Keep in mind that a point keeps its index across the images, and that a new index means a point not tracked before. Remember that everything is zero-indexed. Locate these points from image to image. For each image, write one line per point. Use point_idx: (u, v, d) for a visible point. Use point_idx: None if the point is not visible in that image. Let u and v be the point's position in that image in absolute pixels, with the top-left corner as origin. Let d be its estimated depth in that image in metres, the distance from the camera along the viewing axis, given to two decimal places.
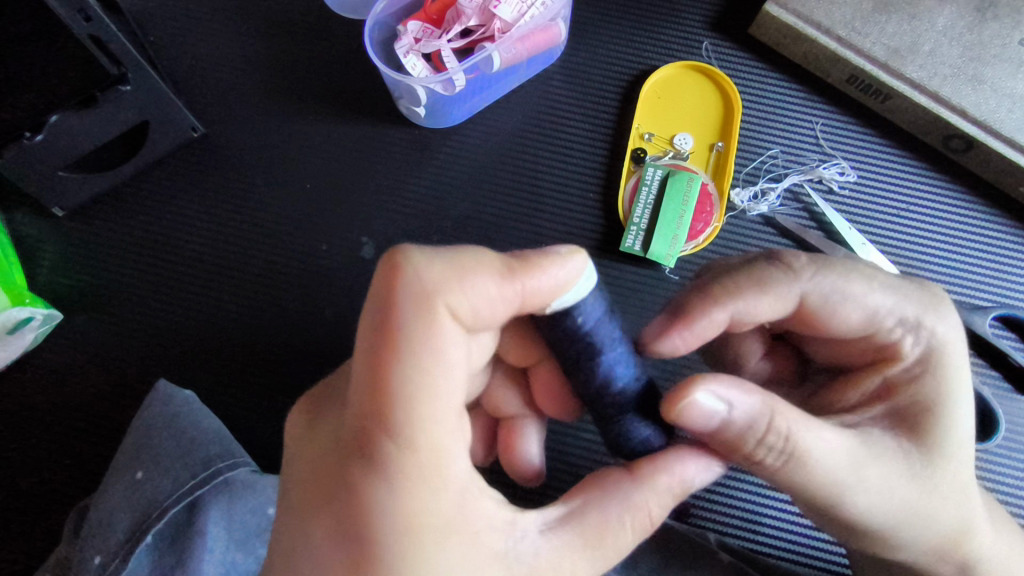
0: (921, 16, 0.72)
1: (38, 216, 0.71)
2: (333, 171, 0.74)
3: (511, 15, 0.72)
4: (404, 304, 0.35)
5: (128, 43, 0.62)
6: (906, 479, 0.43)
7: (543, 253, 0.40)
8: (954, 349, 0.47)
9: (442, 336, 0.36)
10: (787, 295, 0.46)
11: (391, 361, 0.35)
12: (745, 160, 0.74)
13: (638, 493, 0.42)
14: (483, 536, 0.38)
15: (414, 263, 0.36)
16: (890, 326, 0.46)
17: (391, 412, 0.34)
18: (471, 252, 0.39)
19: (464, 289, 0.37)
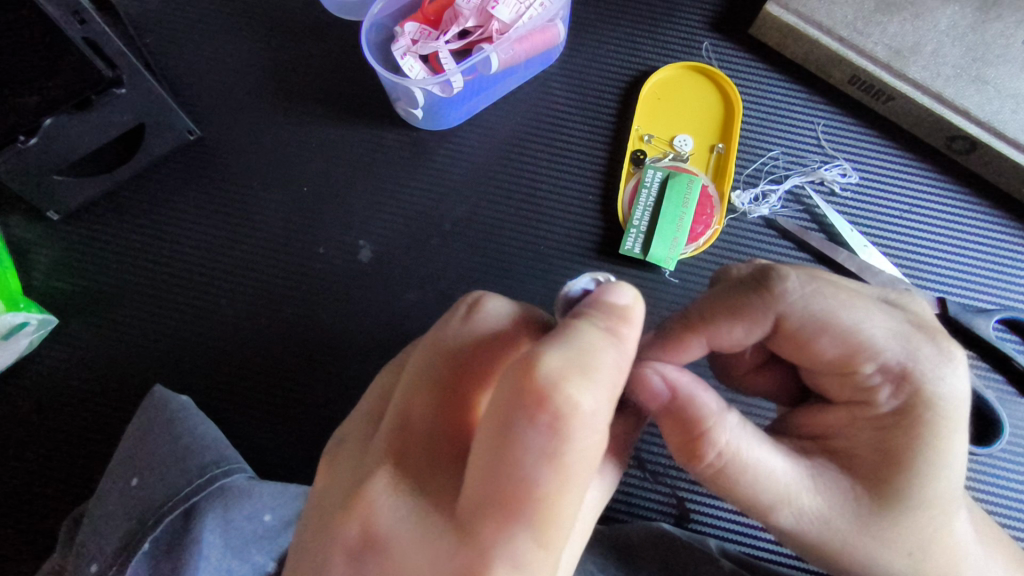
0: (923, 16, 0.71)
1: (32, 220, 0.71)
2: (331, 173, 0.73)
3: (509, 16, 0.71)
4: (577, 430, 0.31)
5: (121, 43, 0.62)
6: (840, 522, 0.42)
7: (635, 320, 0.37)
8: (949, 409, 0.42)
9: (596, 448, 0.32)
10: (761, 318, 0.44)
11: (558, 488, 0.31)
12: (746, 161, 0.74)
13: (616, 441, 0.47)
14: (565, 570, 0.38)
15: (561, 377, 0.31)
16: (871, 368, 0.43)
17: (547, 526, 0.31)
18: (592, 344, 0.34)
19: (611, 396, 0.33)
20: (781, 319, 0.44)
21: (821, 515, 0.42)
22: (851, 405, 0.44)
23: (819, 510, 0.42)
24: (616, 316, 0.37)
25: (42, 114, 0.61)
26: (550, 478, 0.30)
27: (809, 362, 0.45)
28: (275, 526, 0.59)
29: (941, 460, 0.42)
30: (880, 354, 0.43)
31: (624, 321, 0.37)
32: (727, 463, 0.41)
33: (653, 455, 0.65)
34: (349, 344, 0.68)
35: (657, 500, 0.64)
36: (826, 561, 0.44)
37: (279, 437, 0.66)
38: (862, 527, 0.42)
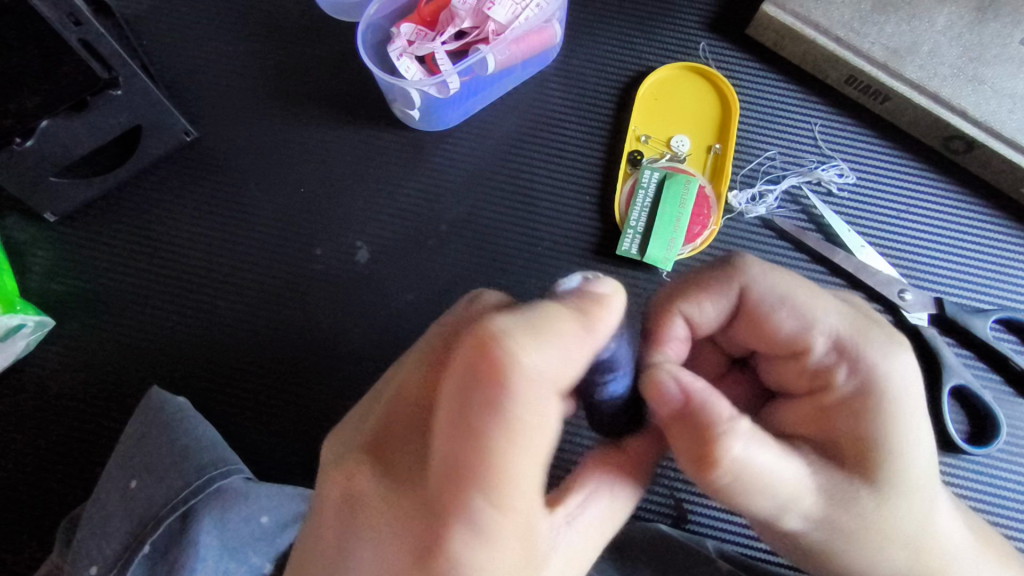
0: (920, 15, 0.71)
1: (29, 222, 0.71)
2: (328, 174, 0.73)
3: (505, 16, 0.71)
4: (520, 385, 0.34)
5: (118, 45, 0.62)
6: (840, 514, 0.42)
7: (612, 306, 0.39)
8: (903, 388, 0.43)
9: (549, 415, 0.35)
10: (726, 292, 0.47)
11: (506, 443, 0.34)
12: (743, 161, 0.74)
13: (641, 464, 0.45)
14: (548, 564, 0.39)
15: (510, 343, 0.34)
16: (820, 346, 0.45)
17: (496, 483, 0.34)
18: (553, 314, 0.37)
19: (560, 359, 0.36)
20: (738, 295, 0.47)
21: (820, 508, 0.42)
22: (813, 390, 0.46)
23: (817, 508, 0.42)
24: (591, 300, 0.39)
25: (40, 117, 0.61)
26: (498, 433, 0.33)
27: (770, 342, 0.47)
28: (273, 528, 0.58)
29: (911, 441, 0.43)
30: (824, 334, 0.45)
31: (599, 305, 0.39)
32: (734, 478, 0.39)
33: None
34: (346, 345, 0.68)
35: (655, 501, 0.64)
36: (829, 553, 0.44)
37: (277, 439, 0.66)
38: (862, 518, 0.42)
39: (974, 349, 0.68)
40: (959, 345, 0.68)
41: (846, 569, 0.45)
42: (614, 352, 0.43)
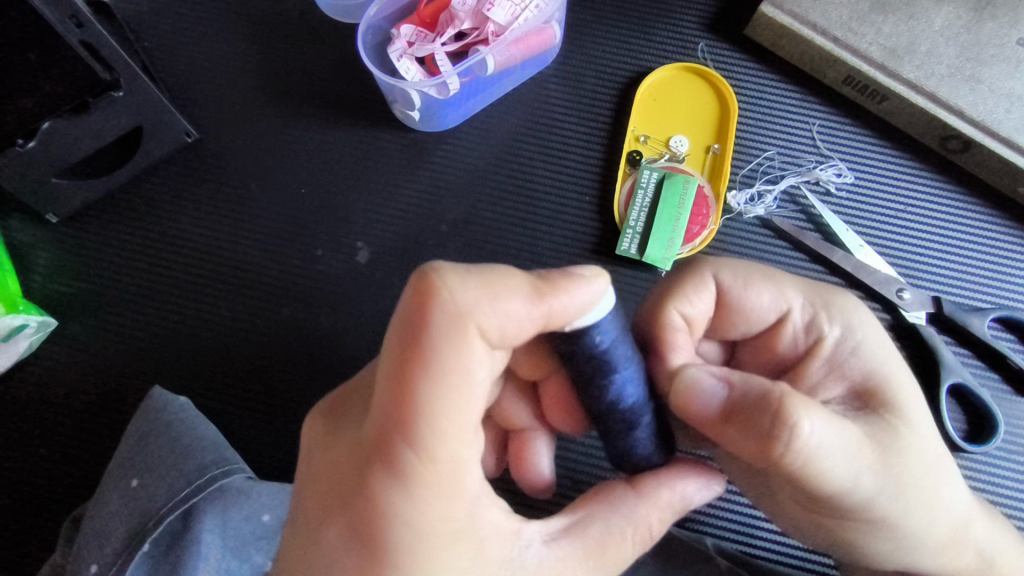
0: (917, 16, 0.72)
1: (32, 223, 0.71)
2: (329, 175, 0.74)
3: (505, 17, 0.72)
4: (439, 324, 0.35)
5: (120, 48, 0.62)
6: (897, 460, 0.43)
7: (580, 279, 0.40)
8: (875, 327, 0.50)
9: (473, 359, 0.35)
10: (704, 284, 0.49)
11: (426, 383, 0.34)
12: (742, 161, 0.74)
13: (643, 505, 0.44)
14: (488, 543, 0.38)
15: (450, 280, 0.36)
16: (797, 312, 0.50)
17: (417, 429, 0.34)
18: (501, 272, 0.38)
19: (496, 309, 0.37)
20: (717, 283, 0.50)
21: (882, 458, 0.43)
22: (809, 352, 0.49)
23: (881, 459, 0.43)
24: (560, 273, 0.40)
25: (42, 117, 0.62)
26: (418, 373, 0.34)
27: (756, 318, 0.50)
28: (274, 527, 0.59)
29: (903, 373, 0.48)
30: (796, 301, 0.50)
31: (564, 276, 0.40)
32: (814, 444, 0.39)
33: None
34: (347, 346, 0.69)
35: None
36: (891, 512, 0.44)
37: (278, 438, 0.66)
38: (913, 460, 0.44)
39: (972, 348, 0.68)
40: (957, 344, 0.69)
41: (910, 524, 0.46)
42: (620, 349, 0.42)
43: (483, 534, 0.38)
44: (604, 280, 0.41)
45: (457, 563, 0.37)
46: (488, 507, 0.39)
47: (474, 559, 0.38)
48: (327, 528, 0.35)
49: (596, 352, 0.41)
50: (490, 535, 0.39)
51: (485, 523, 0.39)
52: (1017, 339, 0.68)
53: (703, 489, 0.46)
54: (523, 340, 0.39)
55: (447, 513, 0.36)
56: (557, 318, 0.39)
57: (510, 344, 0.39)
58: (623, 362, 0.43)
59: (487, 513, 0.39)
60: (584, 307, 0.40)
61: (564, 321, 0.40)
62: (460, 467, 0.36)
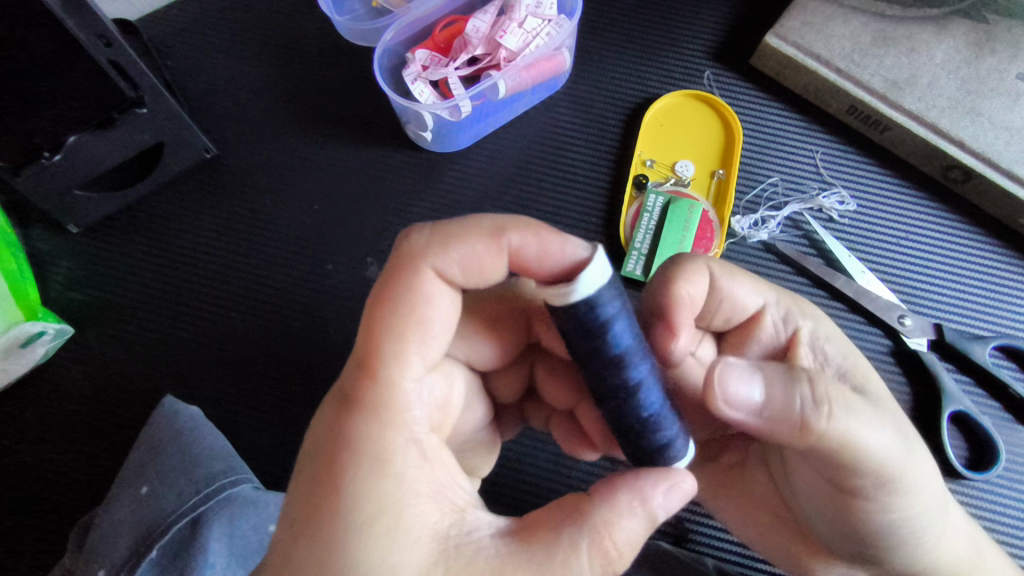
0: (918, 49, 0.73)
1: (52, 233, 0.73)
2: (341, 192, 0.76)
3: (517, 45, 0.74)
4: (393, 262, 0.40)
5: (146, 66, 0.65)
6: (897, 430, 0.46)
7: (552, 239, 0.40)
8: (824, 323, 0.55)
9: (429, 296, 0.39)
10: (700, 268, 0.51)
11: (386, 311, 0.39)
12: (745, 188, 0.76)
13: (595, 510, 0.38)
14: (423, 499, 0.38)
15: (411, 230, 0.41)
16: (774, 307, 0.54)
17: (373, 353, 0.38)
18: (464, 220, 0.42)
19: (451, 251, 0.40)
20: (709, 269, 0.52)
21: (890, 430, 0.45)
22: (789, 343, 0.54)
23: (890, 427, 0.45)
24: (533, 229, 0.41)
25: (69, 131, 0.64)
26: (376, 305, 0.39)
27: (737, 305, 0.54)
28: None
29: (866, 364, 0.52)
30: (773, 298, 0.55)
31: (537, 232, 0.41)
32: (836, 411, 0.42)
33: None
34: None
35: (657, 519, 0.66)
36: (903, 485, 0.46)
37: (285, 448, 0.67)
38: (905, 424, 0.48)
39: (973, 376, 0.69)
40: (958, 371, 0.69)
41: (921, 499, 0.47)
42: (628, 335, 0.39)
43: (416, 486, 0.37)
44: (584, 246, 0.40)
45: (390, 496, 0.36)
46: (418, 463, 0.38)
47: (400, 503, 0.37)
48: (299, 454, 0.38)
49: (597, 330, 0.38)
50: (422, 491, 0.38)
51: (417, 476, 0.38)
52: (1018, 367, 0.69)
53: (670, 487, 0.39)
54: (494, 274, 0.42)
55: (390, 439, 0.37)
56: (527, 254, 0.41)
57: (481, 283, 0.42)
58: (631, 352, 0.40)
59: (416, 469, 0.38)
60: (548, 253, 0.40)
61: (538, 262, 0.40)
62: (405, 397, 0.38)
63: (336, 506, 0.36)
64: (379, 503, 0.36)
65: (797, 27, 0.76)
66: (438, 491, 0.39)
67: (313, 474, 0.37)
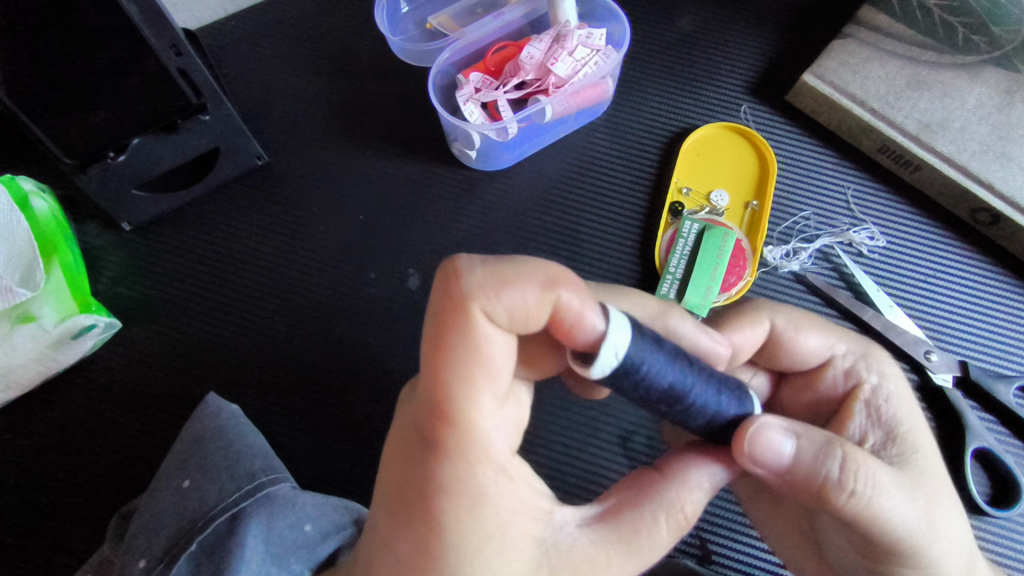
0: (952, 94, 0.76)
1: (105, 229, 0.76)
2: (385, 204, 0.78)
3: (566, 71, 0.76)
4: (446, 305, 0.39)
5: (209, 74, 0.67)
6: (922, 509, 0.45)
7: (586, 308, 0.40)
8: (892, 379, 0.53)
9: (485, 339, 0.39)
10: (760, 323, 0.55)
11: (446, 360, 0.39)
12: (778, 219, 0.78)
13: (670, 489, 0.46)
14: (516, 518, 0.42)
15: (461, 266, 0.40)
16: (842, 356, 0.55)
17: (444, 402, 0.39)
18: (516, 263, 0.41)
19: (501, 296, 0.39)
20: (771, 324, 0.56)
21: (913, 507, 0.44)
22: (848, 395, 0.54)
23: (914, 506, 0.44)
24: (574, 288, 0.40)
25: (133, 134, 0.66)
26: (433, 354, 0.39)
27: (798, 358, 0.56)
28: (315, 537, 0.61)
29: (924, 430, 0.51)
30: (840, 349, 0.55)
31: (577, 293, 0.40)
32: (858, 486, 0.42)
33: None
34: (392, 367, 0.72)
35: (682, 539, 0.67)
36: (922, 562, 0.45)
37: (320, 449, 0.69)
38: (939, 498, 0.46)
39: (997, 414, 0.70)
40: (981, 409, 0.71)
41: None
42: (670, 371, 0.41)
43: (511, 507, 0.42)
44: (598, 319, 0.40)
45: (487, 523, 0.40)
46: (507, 485, 0.42)
47: (498, 527, 0.41)
48: (394, 495, 0.41)
49: (641, 382, 0.40)
50: (516, 509, 0.42)
51: (510, 497, 0.42)
52: None
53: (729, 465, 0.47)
54: (536, 325, 0.41)
55: (478, 472, 0.40)
56: (565, 314, 0.40)
57: (523, 330, 0.41)
58: (684, 383, 0.41)
59: (505, 491, 0.42)
60: (581, 320, 0.40)
61: (568, 328, 0.40)
62: (483, 433, 0.40)
63: (443, 540, 0.39)
64: (481, 531, 0.40)
65: (834, 67, 0.78)
66: (528, 506, 0.43)
67: (416, 513, 0.40)
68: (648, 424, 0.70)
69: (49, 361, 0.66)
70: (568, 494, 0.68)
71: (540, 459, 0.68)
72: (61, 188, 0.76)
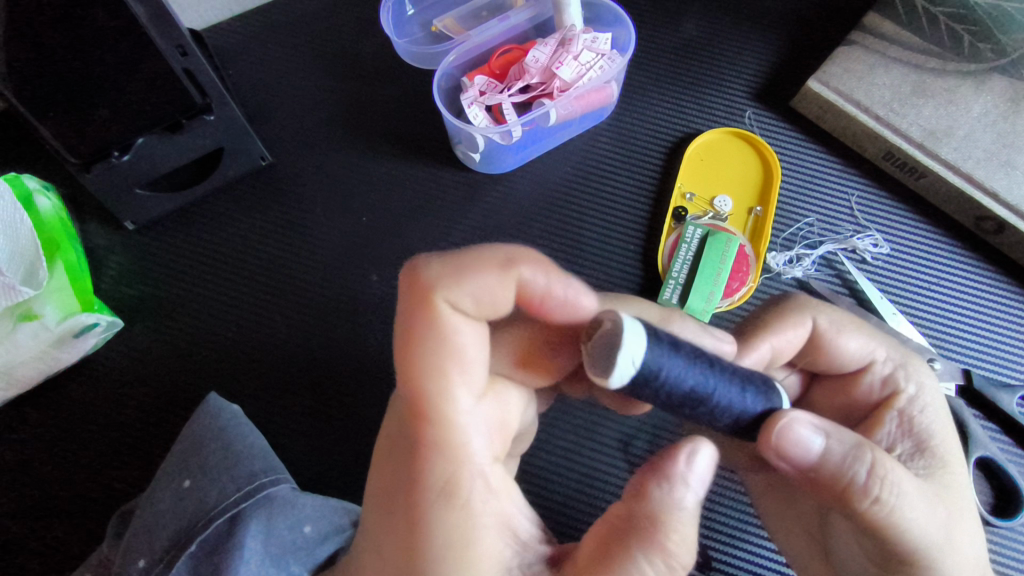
0: (957, 102, 0.76)
1: (108, 228, 0.76)
2: (388, 206, 0.78)
3: (571, 76, 0.77)
4: (408, 300, 0.40)
5: (215, 74, 0.67)
6: (941, 521, 0.45)
7: (552, 276, 0.43)
8: (930, 391, 0.52)
9: (453, 329, 0.40)
10: (802, 323, 0.54)
11: (415, 350, 0.40)
12: (782, 225, 0.78)
13: (646, 521, 0.41)
14: (489, 530, 0.41)
15: (418, 263, 0.41)
16: (881, 362, 0.54)
17: (416, 394, 0.40)
18: (471, 251, 0.42)
19: (464, 285, 0.40)
20: (815, 324, 0.54)
21: (932, 519, 0.44)
22: (883, 403, 0.53)
23: (933, 519, 0.44)
24: (529, 259, 0.43)
25: (138, 134, 0.67)
26: (402, 343, 0.40)
27: (838, 361, 0.55)
28: (314, 538, 0.60)
29: (955, 445, 0.50)
30: (880, 355, 0.54)
31: (533, 263, 0.43)
32: (881, 494, 0.42)
33: None
34: (393, 369, 0.72)
35: None
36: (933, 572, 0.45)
37: (321, 450, 0.69)
38: (958, 512, 0.46)
39: (1000, 423, 0.70)
40: (984, 418, 0.71)
41: None
42: (691, 374, 0.41)
43: (484, 519, 0.41)
44: (590, 297, 0.45)
45: (461, 531, 0.39)
46: (485, 496, 0.41)
47: (472, 536, 0.40)
48: (377, 492, 0.42)
49: (661, 387, 0.40)
50: (490, 522, 0.41)
51: (486, 507, 0.41)
52: None
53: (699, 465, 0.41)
54: (504, 307, 0.42)
55: (454, 473, 0.40)
56: (531, 287, 0.43)
57: (493, 313, 0.42)
58: (705, 385, 0.41)
59: (483, 501, 0.41)
60: (553, 290, 0.43)
61: (542, 299, 0.44)
62: (461, 430, 0.40)
63: (417, 539, 0.39)
64: (454, 538, 0.39)
65: (838, 74, 0.78)
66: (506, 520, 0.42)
67: (395, 509, 0.40)
68: (650, 428, 0.70)
69: (50, 360, 0.66)
70: (568, 498, 0.67)
71: (540, 462, 0.68)
72: (65, 187, 0.76)
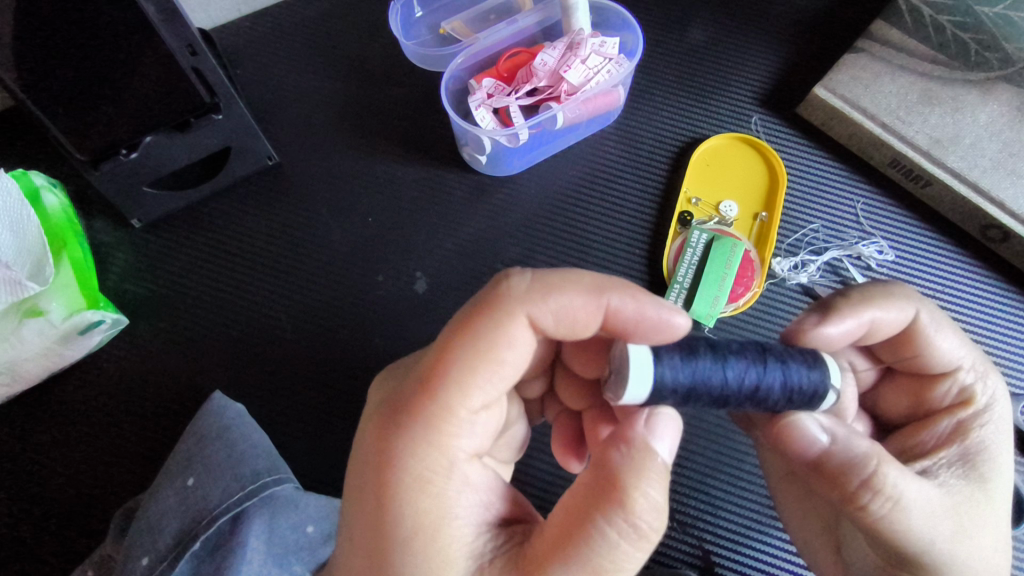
0: (963, 110, 0.76)
1: (115, 226, 0.76)
2: (393, 206, 0.78)
3: (578, 79, 0.77)
4: (483, 299, 0.43)
5: (224, 75, 0.67)
6: (952, 524, 0.45)
7: (639, 303, 0.45)
8: (996, 408, 0.51)
9: (511, 339, 0.42)
10: (906, 309, 0.50)
11: (469, 350, 0.41)
12: (787, 231, 0.78)
13: (604, 482, 0.39)
14: (453, 515, 0.40)
15: (512, 273, 0.44)
16: (965, 370, 0.51)
17: (432, 380, 0.41)
18: (564, 273, 0.45)
19: (549, 304, 0.43)
20: (917, 316, 0.51)
21: (937, 521, 0.44)
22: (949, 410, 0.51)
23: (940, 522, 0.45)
24: (620, 289, 0.45)
25: (146, 133, 0.67)
26: (452, 335, 0.42)
27: (924, 360, 0.52)
28: (317, 539, 0.61)
29: (1004, 462, 0.49)
30: (966, 363, 0.52)
31: (626, 295, 0.45)
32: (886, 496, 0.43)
33: (683, 505, 0.67)
34: None
35: (682, 548, 0.66)
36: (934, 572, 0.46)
37: (323, 449, 0.69)
38: (976, 521, 0.46)
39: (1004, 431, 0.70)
40: None
41: None
42: (711, 382, 0.44)
43: (455, 510, 0.40)
44: (683, 317, 0.46)
45: (430, 515, 0.39)
46: (462, 488, 0.41)
47: (437, 519, 0.40)
48: (353, 464, 0.42)
49: (680, 393, 0.44)
50: (462, 515, 0.41)
51: (457, 497, 0.41)
52: None
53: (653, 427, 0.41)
54: (585, 330, 0.46)
55: (434, 460, 0.40)
56: (618, 314, 0.45)
57: (570, 333, 0.45)
58: (730, 388, 0.45)
59: (458, 492, 0.41)
60: (642, 317, 0.45)
61: (630, 324, 0.45)
62: (456, 424, 0.41)
63: (386, 513, 0.39)
64: (418, 521, 0.39)
65: (845, 81, 0.78)
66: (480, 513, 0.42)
67: (367, 483, 0.40)
68: None
69: (54, 356, 0.66)
70: None
71: (543, 464, 0.68)
72: (73, 184, 0.77)
